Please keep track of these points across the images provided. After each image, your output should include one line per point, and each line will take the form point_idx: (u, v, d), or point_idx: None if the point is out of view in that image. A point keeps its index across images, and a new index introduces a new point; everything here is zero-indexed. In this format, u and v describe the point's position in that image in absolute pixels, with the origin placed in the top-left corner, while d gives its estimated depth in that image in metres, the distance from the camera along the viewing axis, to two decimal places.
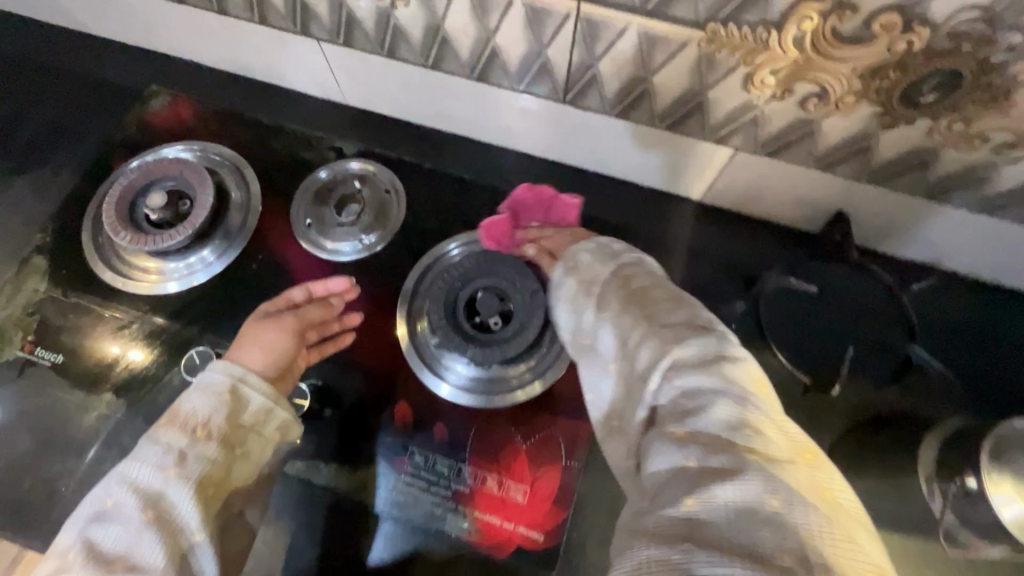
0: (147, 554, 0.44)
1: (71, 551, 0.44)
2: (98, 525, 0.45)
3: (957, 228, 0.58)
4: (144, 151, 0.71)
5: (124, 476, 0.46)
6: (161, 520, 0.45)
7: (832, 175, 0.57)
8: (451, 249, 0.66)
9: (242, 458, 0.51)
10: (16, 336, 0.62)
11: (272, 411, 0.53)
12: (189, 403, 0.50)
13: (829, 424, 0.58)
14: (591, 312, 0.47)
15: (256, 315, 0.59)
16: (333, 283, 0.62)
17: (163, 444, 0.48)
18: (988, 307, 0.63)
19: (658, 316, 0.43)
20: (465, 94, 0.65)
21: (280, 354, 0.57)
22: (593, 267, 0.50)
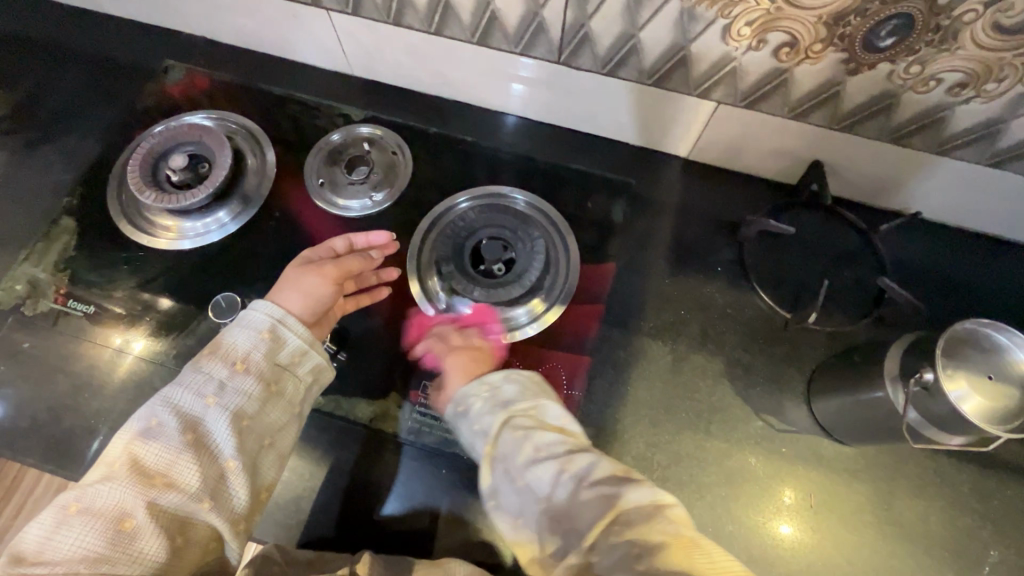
0: (184, 473, 0.49)
1: (118, 461, 0.49)
2: (142, 442, 0.49)
3: (922, 172, 0.63)
4: (169, 118, 0.76)
5: (169, 399, 0.52)
6: (198, 442, 0.50)
7: (805, 124, 0.62)
8: (459, 203, 0.71)
9: (277, 395, 0.54)
10: (50, 289, 0.66)
11: (308, 353, 0.57)
12: (230, 337, 0.55)
13: (808, 357, 0.65)
14: (507, 474, 0.50)
15: (298, 261, 0.63)
16: (375, 237, 0.66)
17: (205, 373, 0.53)
18: (950, 245, 0.68)
19: (579, 470, 0.47)
20: (466, 59, 0.69)
21: (320, 300, 0.60)
22: (486, 418, 0.52)
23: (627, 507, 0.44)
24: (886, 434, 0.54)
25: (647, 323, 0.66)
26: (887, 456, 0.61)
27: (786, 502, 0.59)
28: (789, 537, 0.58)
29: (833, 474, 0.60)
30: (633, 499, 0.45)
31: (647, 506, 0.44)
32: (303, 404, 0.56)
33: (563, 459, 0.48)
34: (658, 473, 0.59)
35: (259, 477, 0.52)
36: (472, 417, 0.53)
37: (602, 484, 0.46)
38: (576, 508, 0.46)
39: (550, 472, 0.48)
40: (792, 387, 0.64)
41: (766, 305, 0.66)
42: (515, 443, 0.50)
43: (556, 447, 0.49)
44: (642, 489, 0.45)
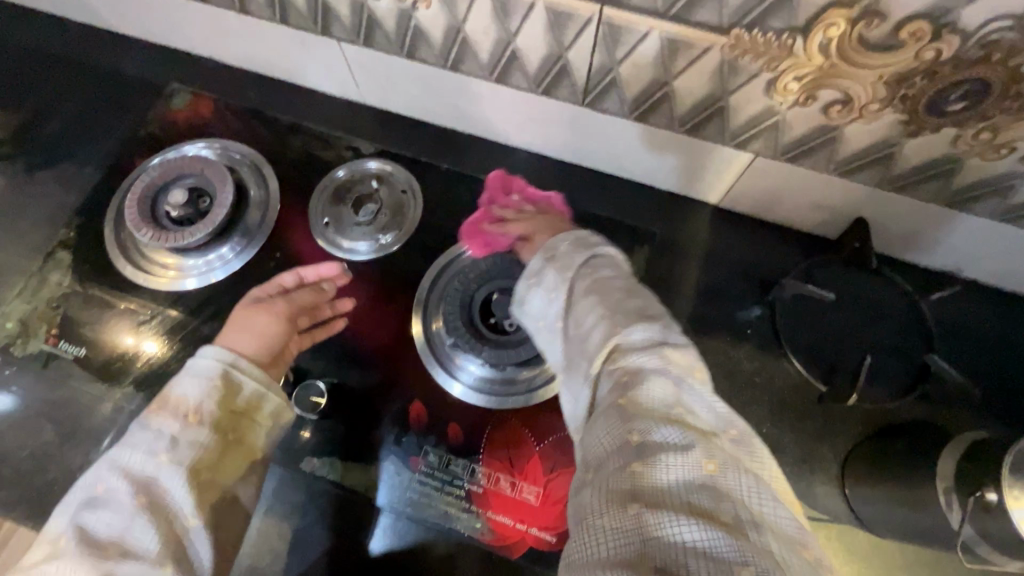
0: (140, 538, 0.44)
1: (65, 536, 0.44)
2: (91, 511, 0.45)
3: (980, 237, 0.57)
4: (158, 149, 0.72)
5: (117, 463, 0.47)
6: (152, 505, 0.46)
7: (851, 182, 0.56)
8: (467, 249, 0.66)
9: (235, 444, 0.51)
10: (41, 328, 0.63)
11: (266, 396, 0.53)
12: (179, 390, 0.51)
13: (844, 434, 0.59)
14: (546, 292, 0.48)
15: (247, 300, 0.60)
16: (325, 268, 0.63)
17: (155, 430, 0.49)
18: (1006, 318, 0.62)
19: (614, 302, 0.43)
20: (482, 95, 0.65)
21: (272, 340, 0.57)
22: (568, 255, 0.49)
23: (629, 341, 0.40)
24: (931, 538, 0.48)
25: None
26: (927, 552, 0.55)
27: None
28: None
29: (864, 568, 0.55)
30: (638, 333, 0.40)
31: (641, 346, 0.39)
32: (265, 448, 0.53)
33: (610, 292, 0.44)
34: None
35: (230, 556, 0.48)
36: (547, 245, 0.52)
37: (630, 322, 0.41)
38: (598, 335, 0.42)
39: (592, 302, 0.44)
40: (825, 469, 0.58)
41: (798, 373, 0.61)
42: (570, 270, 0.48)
43: (609, 284, 0.45)
44: (648, 326, 0.41)
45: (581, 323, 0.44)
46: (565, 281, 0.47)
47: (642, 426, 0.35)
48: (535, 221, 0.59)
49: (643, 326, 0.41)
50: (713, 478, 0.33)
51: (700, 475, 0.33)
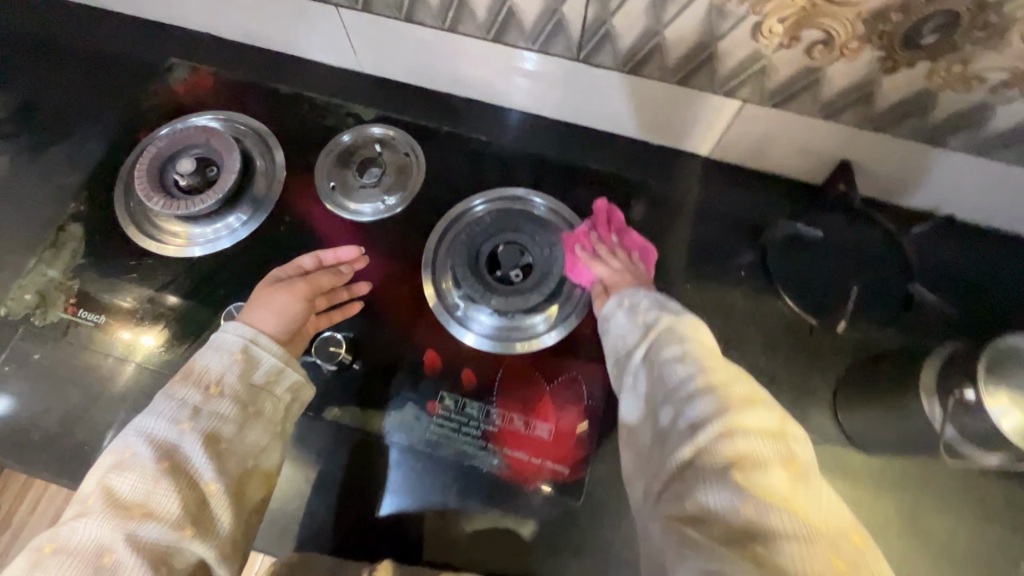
0: (163, 500, 0.46)
1: (91, 496, 0.46)
2: (116, 473, 0.47)
3: (955, 173, 0.61)
4: (177, 117, 0.73)
5: (141, 429, 0.49)
6: (174, 469, 0.47)
7: (834, 124, 0.60)
8: (474, 206, 0.69)
9: (255, 416, 0.52)
10: (60, 299, 0.65)
11: (284, 371, 0.55)
12: (203, 362, 0.53)
13: (835, 363, 0.62)
14: (635, 351, 0.51)
15: (268, 280, 0.61)
16: (344, 252, 0.64)
17: (178, 399, 0.50)
18: (982, 250, 0.66)
19: (717, 377, 0.45)
20: (479, 56, 0.67)
21: (292, 318, 0.58)
22: (654, 313, 0.53)
23: (742, 422, 0.42)
24: (914, 445, 0.52)
25: None
26: (917, 467, 0.59)
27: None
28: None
29: (859, 484, 0.58)
30: (751, 419, 0.42)
31: (755, 429, 0.42)
32: (284, 422, 0.54)
33: (710, 365, 0.46)
34: None
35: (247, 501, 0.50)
36: (634, 309, 0.54)
37: (738, 406, 0.43)
38: (698, 407, 0.44)
39: (684, 371, 0.47)
40: (820, 396, 0.62)
41: (790, 310, 0.64)
42: (660, 340, 0.50)
43: (700, 356, 0.47)
44: (760, 413, 0.43)
45: (677, 390, 0.46)
46: (647, 347, 0.50)
47: (755, 506, 0.38)
48: (625, 279, 0.60)
49: (751, 412, 0.43)
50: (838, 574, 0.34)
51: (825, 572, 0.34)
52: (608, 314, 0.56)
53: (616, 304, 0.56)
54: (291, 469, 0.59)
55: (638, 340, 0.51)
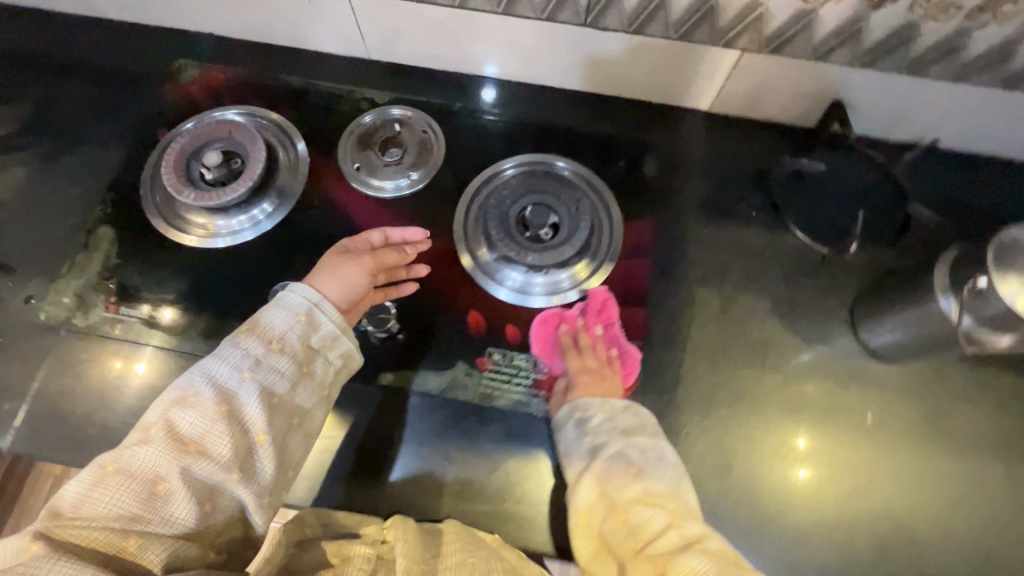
0: (217, 441, 0.49)
1: (155, 426, 0.50)
2: (179, 410, 0.50)
3: (937, 101, 0.67)
4: (199, 114, 0.75)
5: (205, 372, 0.53)
6: (231, 414, 0.51)
7: (826, 64, 0.65)
8: (504, 169, 0.72)
9: (308, 376, 0.55)
10: (99, 298, 0.65)
11: (339, 338, 0.57)
12: (268, 316, 0.56)
13: (848, 286, 0.67)
14: (593, 489, 0.54)
15: (336, 250, 0.64)
16: (411, 233, 0.67)
17: (241, 349, 0.54)
18: (966, 173, 0.71)
19: (698, 538, 0.47)
20: (488, 31, 0.71)
21: (354, 290, 0.61)
22: (601, 432, 0.57)
23: None
24: (935, 343, 0.57)
25: (693, 271, 0.68)
26: (932, 370, 0.64)
27: (799, 447, 0.61)
28: (806, 480, 0.60)
29: (882, 391, 0.63)
30: None
31: None
32: (330, 387, 0.57)
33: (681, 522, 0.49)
34: (723, 411, 0.62)
35: (286, 455, 0.53)
36: (587, 428, 0.57)
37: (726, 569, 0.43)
38: (670, 561, 0.45)
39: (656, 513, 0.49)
40: (838, 316, 0.66)
41: (801, 242, 0.69)
42: (625, 477, 0.53)
43: (665, 502, 0.51)
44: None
45: (647, 544, 0.48)
46: (598, 474, 0.54)
47: None
48: (590, 380, 0.61)
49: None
50: None
51: None
52: (560, 427, 0.59)
53: (567, 413, 0.59)
54: (354, 436, 0.61)
55: (591, 471, 0.55)
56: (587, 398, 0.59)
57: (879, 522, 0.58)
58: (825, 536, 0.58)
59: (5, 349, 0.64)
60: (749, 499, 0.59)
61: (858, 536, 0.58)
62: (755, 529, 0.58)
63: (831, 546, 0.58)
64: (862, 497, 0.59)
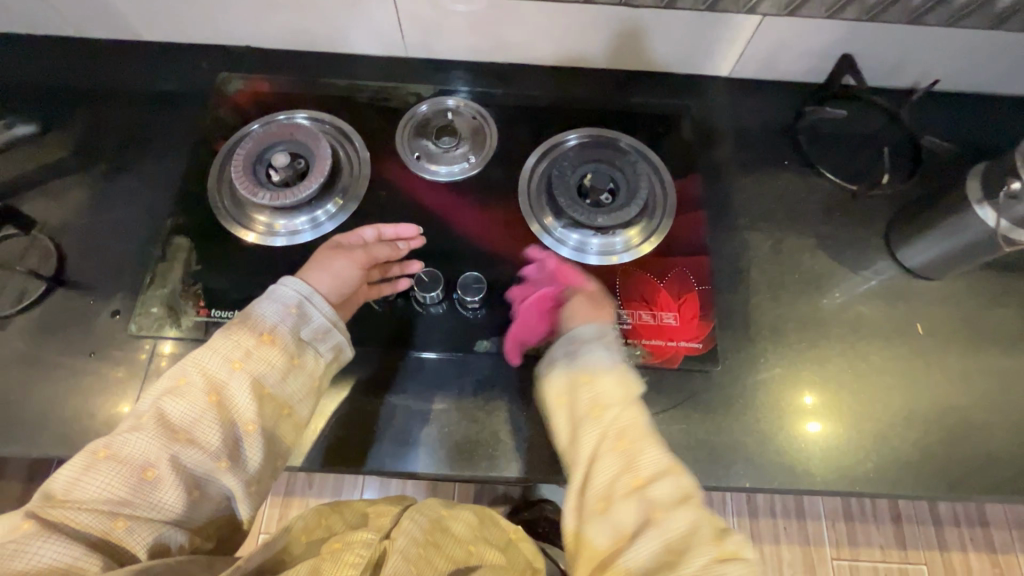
0: (207, 430, 0.51)
1: (146, 414, 0.51)
2: (170, 398, 0.52)
3: (934, 46, 0.75)
4: (266, 115, 0.77)
5: (198, 361, 0.54)
6: (220, 404, 0.52)
7: (838, 21, 0.72)
8: (569, 139, 0.77)
9: (298, 367, 0.57)
10: (188, 304, 0.66)
11: (330, 331, 0.59)
12: (259, 308, 0.58)
13: (879, 217, 0.75)
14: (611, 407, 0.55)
15: (329, 245, 0.66)
16: (404, 229, 0.70)
17: (233, 340, 0.55)
18: (963, 109, 0.80)
19: (692, 493, 0.50)
20: (528, 18, 0.75)
21: (345, 283, 0.64)
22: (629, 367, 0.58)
23: (726, 550, 0.46)
24: (971, 253, 0.64)
25: (742, 219, 0.75)
26: (965, 281, 0.72)
27: (808, 403, 0.66)
28: (818, 433, 0.65)
29: (925, 303, 0.71)
30: (728, 545, 0.47)
31: (730, 554, 0.46)
32: (322, 377, 0.58)
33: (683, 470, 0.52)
34: (792, 337, 0.69)
35: (274, 445, 0.55)
36: (616, 356, 0.59)
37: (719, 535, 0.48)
38: (666, 511, 0.48)
39: (663, 453, 0.52)
40: (875, 244, 0.74)
41: (831, 183, 0.76)
42: (639, 409, 0.56)
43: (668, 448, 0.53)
44: (738, 539, 0.48)
45: (648, 485, 0.50)
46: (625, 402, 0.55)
47: None
48: (586, 308, 0.64)
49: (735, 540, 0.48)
50: None
51: None
52: (580, 346, 0.59)
53: (602, 335, 0.60)
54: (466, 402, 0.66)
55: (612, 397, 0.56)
56: (585, 334, 0.60)
57: (945, 417, 0.66)
58: (901, 434, 0.65)
59: (103, 365, 0.65)
60: (828, 412, 0.65)
61: (929, 431, 0.65)
62: (841, 436, 0.65)
63: (908, 443, 0.65)
64: (927, 398, 0.66)
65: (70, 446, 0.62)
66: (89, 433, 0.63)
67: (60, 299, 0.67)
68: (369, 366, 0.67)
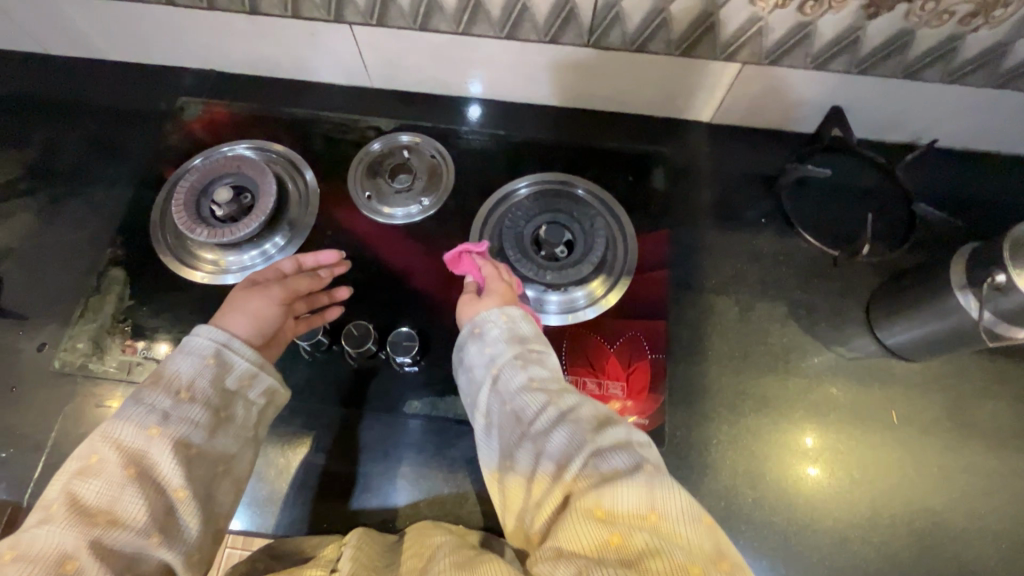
0: (130, 507, 0.44)
1: (54, 502, 0.44)
2: (80, 480, 0.44)
3: (934, 102, 0.68)
4: (210, 148, 0.75)
5: (107, 434, 0.46)
6: (141, 475, 0.45)
7: (826, 73, 0.66)
8: (520, 188, 0.73)
9: (227, 420, 0.51)
10: (115, 342, 0.64)
11: (258, 375, 0.54)
12: (173, 365, 0.50)
13: (862, 286, 0.69)
14: (486, 388, 0.52)
15: (245, 283, 0.61)
16: (324, 256, 0.66)
17: (147, 404, 0.48)
18: (964, 170, 0.74)
19: (571, 408, 0.49)
20: (492, 55, 0.71)
21: (266, 323, 0.58)
22: (497, 340, 0.53)
23: (601, 444, 0.45)
24: (956, 341, 0.58)
25: (710, 280, 0.69)
26: (954, 363, 0.65)
27: (810, 446, 0.62)
28: (820, 476, 0.61)
29: (904, 388, 0.64)
30: (605, 437, 0.46)
31: (611, 446, 0.45)
32: (256, 428, 0.53)
33: (563, 397, 0.49)
34: (752, 415, 0.63)
35: (212, 506, 0.48)
36: (485, 339, 0.54)
37: (596, 429, 0.47)
38: (547, 435, 0.47)
39: (540, 400, 0.49)
40: (855, 316, 0.68)
41: (813, 246, 0.70)
42: (511, 369, 0.51)
43: (547, 381, 0.51)
44: (617, 427, 0.47)
45: (530, 425, 0.48)
46: (495, 378, 0.52)
47: (623, 526, 0.40)
48: (506, 290, 0.58)
49: (609, 429, 0.47)
50: (658, 522, 0.40)
51: (645, 524, 0.40)
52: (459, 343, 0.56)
53: (469, 328, 0.55)
54: (392, 464, 0.63)
55: (483, 374, 0.53)
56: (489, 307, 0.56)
57: (916, 518, 0.59)
58: (864, 535, 0.59)
59: (26, 400, 0.63)
60: (783, 504, 0.60)
61: (897, 534, 0.59)
62: (795, 530, 0.59)
63: (871, 547, 0.58)
64: (898, 493, 0.60)
65: None
66: (7, 474, 0.60)
67: None
68: (296, 419, 0.64)
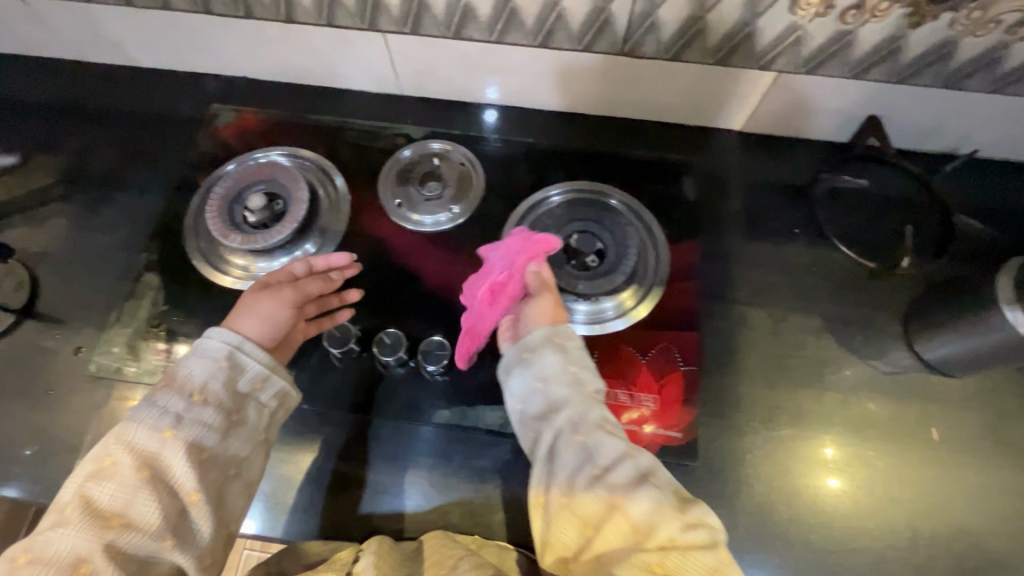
0: (144, 510, 0.44)
1: (69, 505, 0.44)
2: (95, 482, 0.45)
3: (976, 112, 0.67)
4: (242, 154, 0.75)
5: (121, 436, 0.47)
6: (155, 478, 0.46)
7: (864, 82, 0.65)
8: (552, 194, 0.73)
9: (239, 424, 0.51)
10: (148, 346, 0.65)
11: (270, 378, 0.53)
12: (185, 368, 0.50)
13: (898, 300, 0.67)
14: (563, 410, 0.52)
15: (257, 286, 0.61)
16: (335, 258, 0.66)
17: (160, 407, 0.48)
18: (1005, 183, 0.72)
19: (647, 464, 0.50)
20: (524, 63, 0.71)
21: (277, 326, 0.58)
22: (579, 367, 0.54)
23: (684, 515, 0.46)
24: (1000, 359, 0.56)
25: (741, 291, 0.69)
26: (994, 380, 0.63)
27: (828, 456, 0.61)
28: (837, 489, 0.60)
29: (944, 405, 0.63)
30: (689, 509, 0.47)
31: (691, 520, 0.46)
32: (268, 431, 0.53)
33: (639, 449, 0.51)
34: (785, 429, 0.62)
35: (224, 512, 0.49)
36: (566, 356, 0.55)
37: (673, 497, 0.48)
38: (627, 491, 0.48)
39: (620, 448, 0.50)
40: (891, 330, 0.66)
41: (847, 258, 0.69)
42: (590, 403, 0.53)
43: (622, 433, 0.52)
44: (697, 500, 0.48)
45: (608, 472, 0.49)
46: (575, 404, 0.52)
47: None
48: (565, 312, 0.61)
49: (685, 499, 0.48)
50: None
51: None
52: (534, 349, 0.55)
53: (549, 338, 0.56)
54: (419, 474, 0.63)
55: (559, 393, 0.53)
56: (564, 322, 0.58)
57: (954, 539, 0.58)
58: (900, 556, 0.57)
59: (57, 403, 0.64)
60: (816, 521, 0.59)
61: (934, 555, 0.57)
62: (827, 549, 0.58)
63: (906, 568, 0.57)
64: (937, 514, 0.59)
65: (18, 487, 0.61)
66: (38, 475, 0.61)
67: (28, 333, 0.67)
68: (325, 426, 0.64)
